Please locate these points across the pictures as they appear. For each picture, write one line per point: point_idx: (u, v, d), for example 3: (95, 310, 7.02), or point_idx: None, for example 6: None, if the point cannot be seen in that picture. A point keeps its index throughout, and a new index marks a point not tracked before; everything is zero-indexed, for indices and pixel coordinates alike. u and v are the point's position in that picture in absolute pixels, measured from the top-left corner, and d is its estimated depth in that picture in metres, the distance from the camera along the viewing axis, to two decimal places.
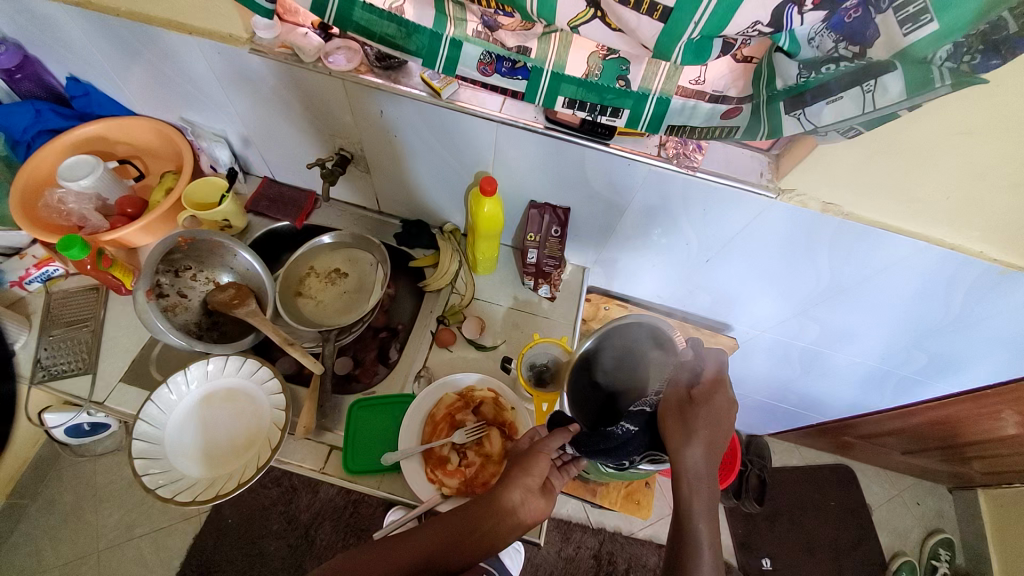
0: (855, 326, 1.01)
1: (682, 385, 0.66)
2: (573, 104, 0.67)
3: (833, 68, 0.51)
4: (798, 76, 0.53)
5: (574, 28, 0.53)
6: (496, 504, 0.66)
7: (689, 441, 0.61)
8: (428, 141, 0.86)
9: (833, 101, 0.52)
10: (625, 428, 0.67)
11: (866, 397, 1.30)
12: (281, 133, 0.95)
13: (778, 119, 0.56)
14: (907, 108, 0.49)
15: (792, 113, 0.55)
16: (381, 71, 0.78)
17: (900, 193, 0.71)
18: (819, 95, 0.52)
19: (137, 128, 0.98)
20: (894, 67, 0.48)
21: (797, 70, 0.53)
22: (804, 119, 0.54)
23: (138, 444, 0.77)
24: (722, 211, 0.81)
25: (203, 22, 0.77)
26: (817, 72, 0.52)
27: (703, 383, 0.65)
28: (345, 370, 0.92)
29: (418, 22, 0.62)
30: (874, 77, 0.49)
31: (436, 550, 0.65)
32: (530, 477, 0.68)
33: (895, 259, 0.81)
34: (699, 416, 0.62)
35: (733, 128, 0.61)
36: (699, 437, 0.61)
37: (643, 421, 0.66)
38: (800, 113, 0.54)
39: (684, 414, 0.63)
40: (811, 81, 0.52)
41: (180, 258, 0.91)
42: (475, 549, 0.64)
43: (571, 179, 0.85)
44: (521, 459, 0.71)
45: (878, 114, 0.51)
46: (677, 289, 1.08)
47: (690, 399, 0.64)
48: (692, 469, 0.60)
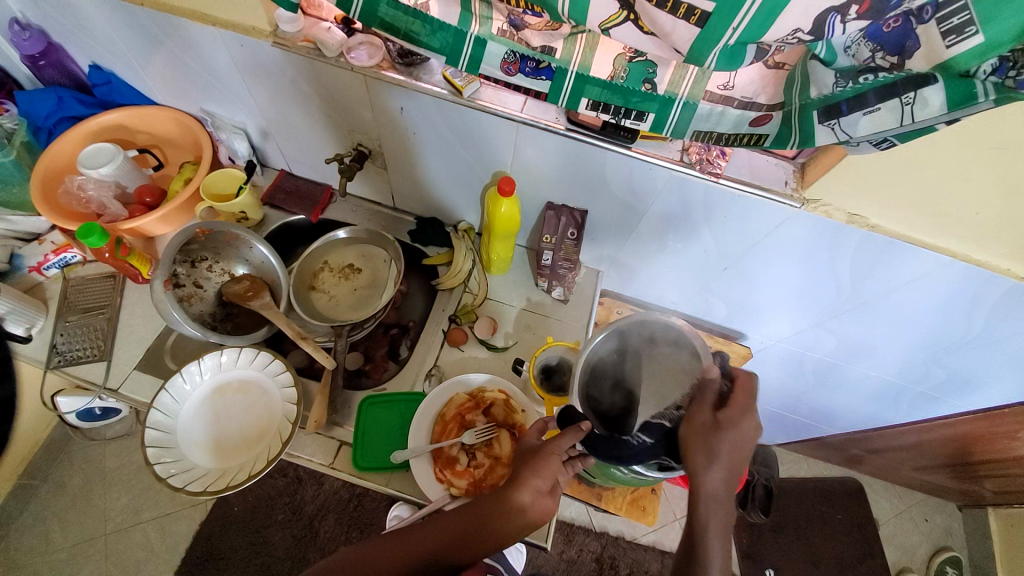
0: (871, 339, 1.00)
1: (706, 407, 0.63)
2: (597, 106, 0.66)
3: (871, 78, 0.49)
4: (835, 85, 0.51)
5: (605, 30, 0.52)
6: (506, 503, 0.65)
7: (709, 467, 0.60)
8: (446, 138, 0.85)
9: (870, 111, 0.51)
10: (641, 439, 0.64)
11: (880, 411, 1.28)
12: (299, 125, 0.94)
13: (810, 128, 0.55)
14: (945, 123, 0.48)
15: (826, 122, 0.53)
16: (403, 67, 0.77)
17: (928, 207, 0.69)
18: (856, 106, 0.51)
19: (157, 117, 0.99)
20: (934, 80, 0.46)
21: (834, 79, 0.51)
22: (838, 129, 0.53)
23: (152, 432, 0.78)
24: (743, 218, 0.80)
25: (227, 15, 0.77)
26: (854, 81, 0.50)
27: (731, 406, 0.63)
28: (356, 365, 0.92)
29: (443, 20, 0.63)
30: (913, 90, 0.47)
31: (444, 544, 0.64)
32: (541, 478, 0.66)
33: (917, 274, 0.80)
34: (723, 441, 0.61)
35: (762, 136, 0.60)
36: (721, 463, 0.60)
37: (661, 434, 0.64)
38: (834, 122, 0.53)
39: (708, 438, 0.61)
40: (847, 91, 0.51)
41: (197, 250, 0.91)
42: (480, 542, 0.64)
43: (591, 183, 0.84)
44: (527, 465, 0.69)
45: (915, 129, 0.49)
46: (691, 297, 1.07)
47: (714, 424, 0.62)
48: (710, 492, 0.60)
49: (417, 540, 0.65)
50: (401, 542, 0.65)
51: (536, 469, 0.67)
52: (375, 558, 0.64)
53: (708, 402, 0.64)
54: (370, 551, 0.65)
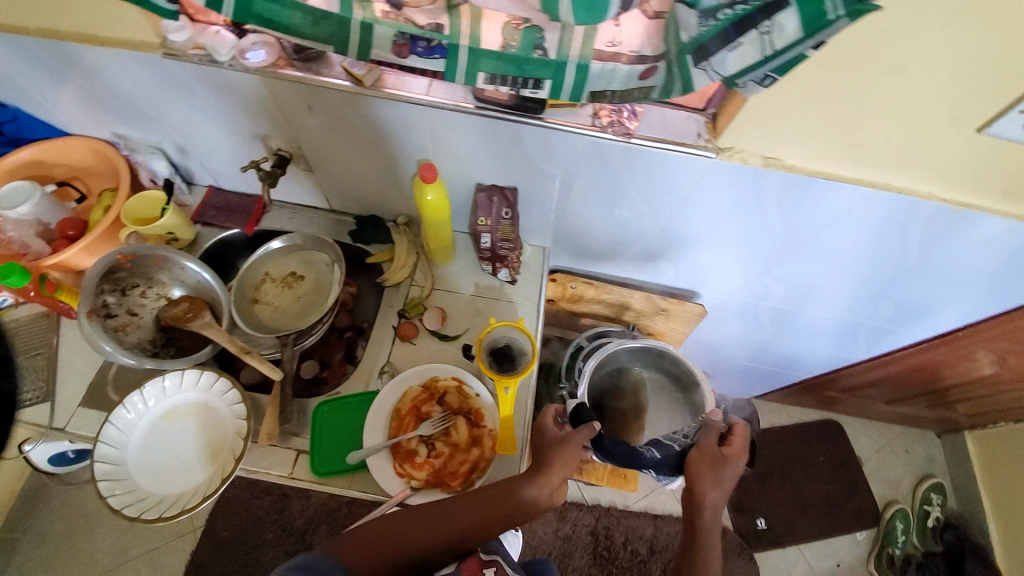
0: (815, 281, 1.01)
1: (714, 443, 0.82)
2: (495, 79, 0.65)
3: (730, 13, 0.49)
4: (700, 25, 0.51)
5: None
6: (533, 485, 0.73)
7: (711, 485, 0.77)
8: (362, 132, 0.83)
9: (734, 47, 0.51)
10: (651, 452, 0.85)
11: (842, 351, 1.31)
12: (216, 137, 0.92)
13: (687, 72, 0.54)
14: (812, 49, 0.50)
15: (699, 65, 0.52)
16: (300, 63, 0.75)
17: (839, 141, 0.70)
18: (722, 44, 0.51)
19: (73, 148, 0.96)
20: (786, 5, 0.48)
21: (697, 20, 0.51)
22: (711, 70, 0.53)
23: (101, 466, 0.76)
24: (666, 175, 0.80)
25: (114, 32, 0.75)
26: (716, 18, 0.50)
27: (733, 445, 0.81)
28: (312, 373, 0.90)
29: (323, 8, 0.61)
30: (769, 18, 0.48)
31: (469, 523, 0.71)
32: (566, 464, 0.76)
33: (841, 210, 0.81)
34: (724, 470, 0.78)
35: (649, 89, 0.60)
36: (721, 485, 0.77)
37: (666, 451, 0.85)
38: (706, 65, 0.52)
39: (715, 468, 0.78)
40: (712, 30, 0.50)
41: (125, 277, 0.89)
42: (497, 523, 0.71)
43: (513, 159, 0.83)
44: (545, 453, 0.78)
45: (778, 57, 0.51)
46: (640, 262, 1.07)
47: (720, 456, 0.79)
48: (709, 503, 0.76)
49: (446, 517, 0.71)
50: (429, 519, 0.71)
51: (556, 458, 0.76)
52: (403, 534, 0.70)
53: (710, 441, 0.82)
54: (398, 525, 0.70)
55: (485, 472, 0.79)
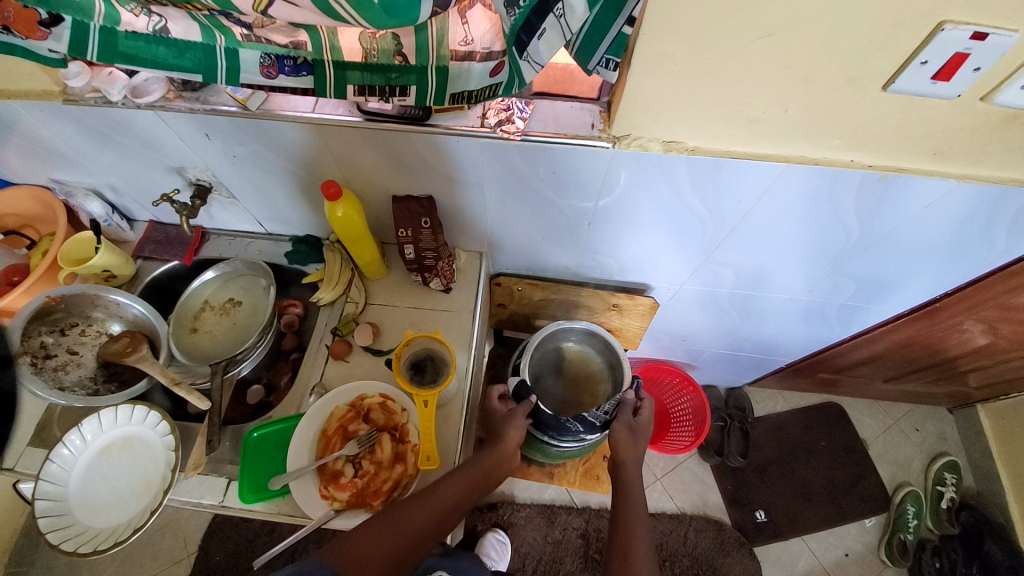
0: (764, 263, 0.96)
1: (629, 412, 0.92)
2: (364, 90, 0.64)
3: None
4: (509, 14, 0.50)
5: (264, 12, 0.49)
6: (498, 446, 0.83)
7: (631, 444, 0.87)
8: (268, 154, 0.84)
9: (541, 34, 0.51)
10: (576, 426, 0.97)
11: (817, 331, 1.24)
12: (139, 174, 0.94)
13: (517, 64, 0.54)
14: (628, 23, 0.54)
15: (523, 57, 0.53)
16: (188, 94, 0.76)
17: (736, 116, 0.66)
18: (531, 34, 0.51)
19: (16, 198, 0.99)
20: None
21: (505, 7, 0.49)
22: (533, 61, 0.54)
23: (41, 503, 0.78)
24: (571, 170, 0.77)
25: (18, 83, 0.79)
26: (520, 7, 0.49)
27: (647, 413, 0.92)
28: (257, 399, 0.94)
29: (186, 38, 0.61)
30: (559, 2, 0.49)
31: (458, 497, 0.74)
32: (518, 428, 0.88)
33: (763, 187, 0.76)
34: (641, 433, 0.89)
35: (496, 85, 0.60)
36: (639, 444, 0.87)
37: (588, 424, 0.96)
38: (528, 57, 0.53)
39: (633, 431, 0.88)
40: (520, 19, 0.50)
41: (63, 316, 0.92)
42: (478, 494, 0.77)
43: (418, 167, 0.82)
44: (498, 428, 0.89)
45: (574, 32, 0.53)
46: (581, 259, 1.03)
47: (636, 424, 0.90)
48: (628, 457, 0.85)
49: (444, 495, 0.72)
50: (429, 499, 0.71)
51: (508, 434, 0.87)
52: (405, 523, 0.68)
53: (628, 413, 0.92)
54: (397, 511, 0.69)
55: (408, 489, 0.78)
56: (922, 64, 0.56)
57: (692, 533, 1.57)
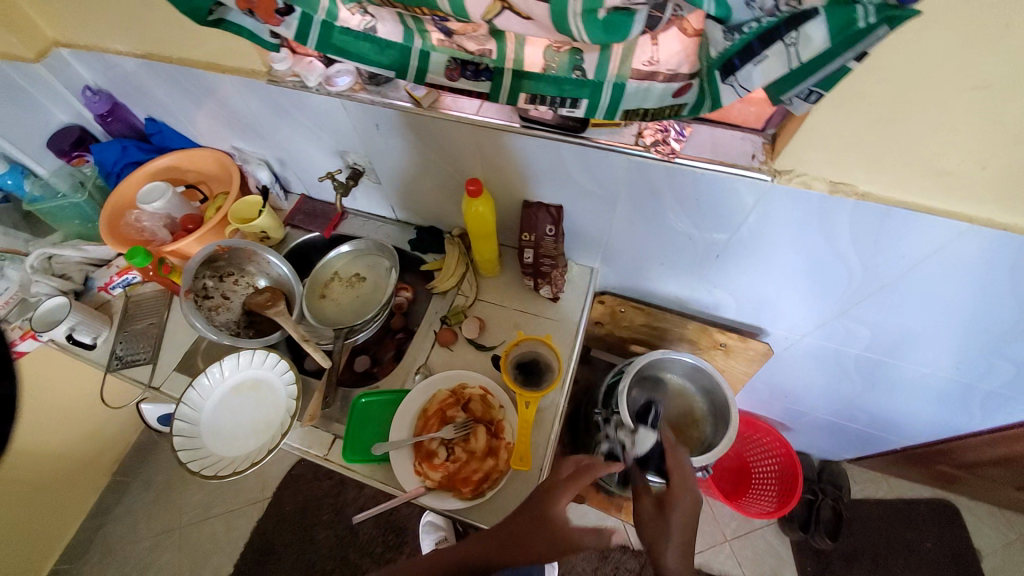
0: (905, 327, 0.87)
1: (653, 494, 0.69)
2: (535, 100, 0.68)
3: (756, 25, 0.45)
4: (727, 40, 0.46)
5: (489, 22, 0.51)
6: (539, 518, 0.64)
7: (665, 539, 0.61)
8: (420, 148, 0.91)
9: (760, 61, 0.47)
10: None
11: (950, 417, 1.10)
12: (304, 150, 1.06)
13: (715, 88, 0.51)
14: (855, 59, 0.45)
15: (727, 81, 0.49)
16: (372, 87, 0.85)
17: (919, 165, 0.61)
18: (747, 58, 0.47)
19: (203, 158, 1.17)
20: (815, 14, 0.43)
21: (724, 33, 0.46)
22: (738, 86, 0.49)
23: (179, 423, 0.89)
24: (716, 199, 0.75)
25: (233, 62, 0.92)
26: (743, 32, 0.45)
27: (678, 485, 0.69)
28: (364, 367, 1.00)
29: (389, 39, 0.68)
30: (795, 28, 0.44)
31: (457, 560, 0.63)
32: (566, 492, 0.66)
33: (932, 246, 0.70)
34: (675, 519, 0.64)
35: (682, 105, 0.60)
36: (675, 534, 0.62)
37: None
38: (733, 80, 0.49)
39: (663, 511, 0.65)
40: (739, 44, 0.46)
41: (224, 265, 1.05)
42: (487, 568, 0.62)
43: (556, 175, 0.84)
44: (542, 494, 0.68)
45: (806, 67, 0.46)
46: (694, 290, 1.00)
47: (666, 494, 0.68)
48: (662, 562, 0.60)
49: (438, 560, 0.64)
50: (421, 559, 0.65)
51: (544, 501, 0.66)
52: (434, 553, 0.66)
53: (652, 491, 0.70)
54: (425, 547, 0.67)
55: (496, 484, 0.79)
56: None
57: None
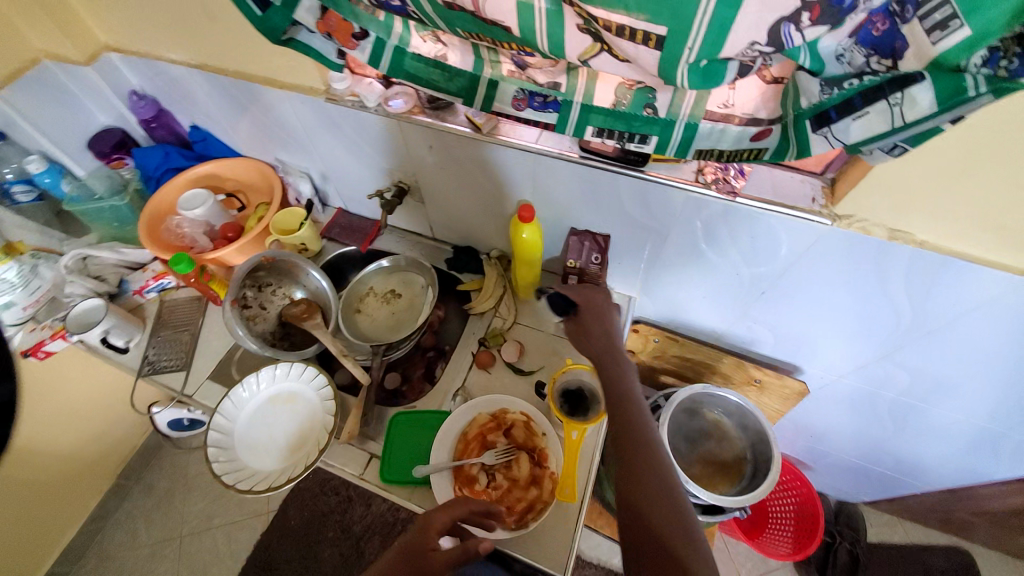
0: (946, 374, 0.87)
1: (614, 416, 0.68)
2: (602, 133, 0.69)
3: (856, 82, 0.48)
4: (821, 93, 0.50)
5: (585, 62, 0.55)
6: (434, 528, 0.68)
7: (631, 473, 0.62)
8: (472, 172, 0.92)
9: (859, 116, 0.50)
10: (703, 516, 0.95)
11: (982, 465, 1.09)
12: (350, 166, 1.08)
13: (805, 137, 0.54)
14: (950, 122, 0.46)
15: (818, 131, 0.53)
16: (430, 111, 0.86)
17: (982, 218, 0.62)
18: (844, 111, 0.50)
19: (244, 167, 1.18)
20: (922, 77, 0.45)
21: (820, 87, 0.50)
22: (831, 137, 0.52)
23: (214, 434, 0.88)
24: (770, 239, 0.76)
25: (292, 79, 0.95)
26: (840, 87, 0.49)
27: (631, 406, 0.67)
28: (393, 385, 0.97)
29: (461, 67, 0.69)
30: (900, 90, 0.46)
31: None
32: (457, 508, 0.70)
33: (985, 297, 0.70)
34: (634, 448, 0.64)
35: (762, 150, 0.60)
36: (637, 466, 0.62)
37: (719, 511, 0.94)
38: (826, 131, 0.52)
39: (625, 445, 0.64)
40: (833, 98, 0.50)
41: (264, 276, 1.05)
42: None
43: (608, 205, 0.85)
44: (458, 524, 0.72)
45: (912, 128, 0.48)
46: (732, 324, 1.00)
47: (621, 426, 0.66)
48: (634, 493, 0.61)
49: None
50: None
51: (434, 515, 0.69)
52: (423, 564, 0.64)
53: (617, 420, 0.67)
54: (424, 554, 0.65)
55: (541, 515, 0.78)
56: None
57: None
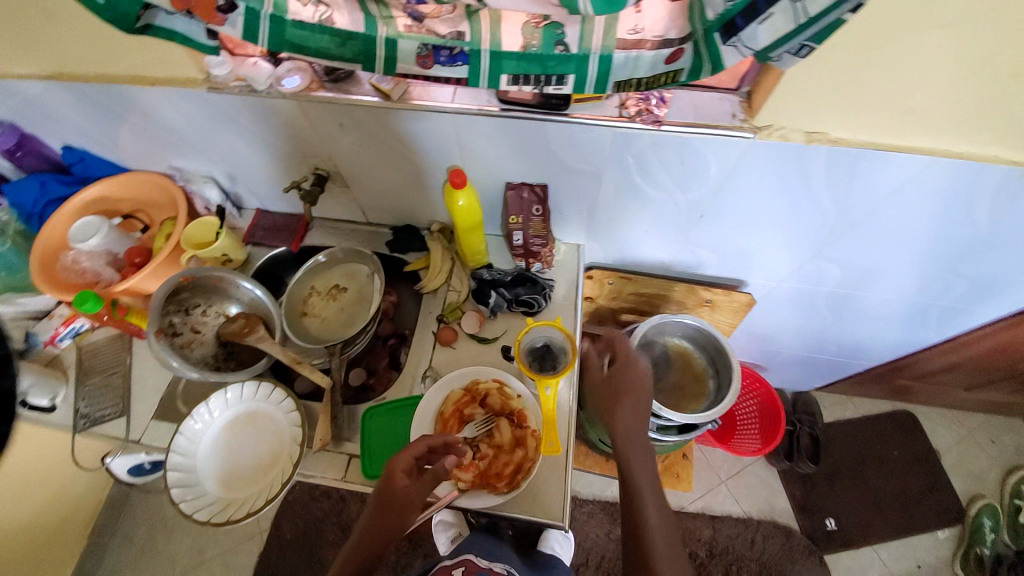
0: (871, 260, 0.94)
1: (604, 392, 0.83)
2: (517, 79, 0.65)
3: None
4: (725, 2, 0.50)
5: None
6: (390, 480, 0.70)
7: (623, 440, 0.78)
8: (392, 145, 0.86)
9: (765, 19, 0.50)
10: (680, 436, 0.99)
11: (910, 334, 1.21)
12: (257, 161, 0.98)
13: (716, 50, 0.54)
14: (850, 11, 0.48)
15: (728, 42, 0.53)
16: (330, 84, 0.79)
17: (887, 106, 0.65)
18: (750, 17, 0.50)
19: (136, 183, 1.04)
20: None
21: None
22: (741, 46, 0.53)
23: (173, 474, 0.82)
24: (699, 160, 0.77)
25: (165, 72, 0.83)
26: None
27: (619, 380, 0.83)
28: (359, 380, 0.94)
29: (351, 28, 0.62)
30: None
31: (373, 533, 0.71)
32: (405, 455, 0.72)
33: (897, 181, 0.75)
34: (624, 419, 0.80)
35: (678, 71, 0.59)
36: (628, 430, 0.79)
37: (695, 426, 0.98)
38: (736, 41, 0.53)
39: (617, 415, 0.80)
40: (737, 5, 0.50)
41: (188, 297, 0.96)
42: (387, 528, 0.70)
43: (539, 155, 0.83)
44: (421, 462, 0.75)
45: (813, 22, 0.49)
46: (677, 252, 1.03)
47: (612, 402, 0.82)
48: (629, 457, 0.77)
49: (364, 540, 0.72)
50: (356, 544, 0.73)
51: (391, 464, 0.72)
52: (398, 501, 0.69)
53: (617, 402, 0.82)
54: (400, 492, 0.70)
55: (530, 473, 0.80)
56: None
57: (759, 539, 1.55)
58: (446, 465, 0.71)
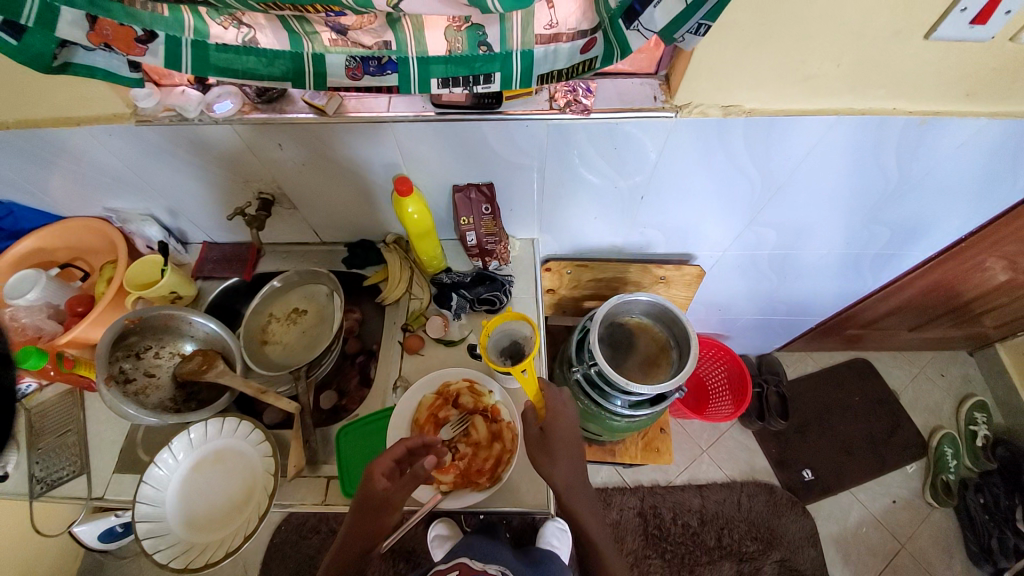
0: (803, 218, 1.01)
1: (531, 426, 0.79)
2: (448, 83, 0.67)
3: None
4: None
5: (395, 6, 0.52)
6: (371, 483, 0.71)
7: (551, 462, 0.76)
8: (333, 161, 0.87)
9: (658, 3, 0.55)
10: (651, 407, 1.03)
11: (851, 285, 1.30)
12: (197, 193, 0.96)
13: (622, 35, 0.58)
14: None
15: (631, 26, 0.57)
16: (264, 105, 0.79)
17: (790, 73, 0.71)
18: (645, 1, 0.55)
19: (72, 230, 1.00)
20: None
21: None
22: (642, 29, 0.57)
23: (142, 525, 0.78)
24: (631, 143, 0.81)
25: (88, 112, 0.80)
26: None
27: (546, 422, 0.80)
28: (330, 403, 0.92)
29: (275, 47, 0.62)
30: None
31: (355, 538, 0.72)
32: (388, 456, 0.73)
33: (811, 142, 0.81)
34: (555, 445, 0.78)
35: (592, 59, 0.63)
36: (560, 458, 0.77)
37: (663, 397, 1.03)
38: (637, 24, 0.57)
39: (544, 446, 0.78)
40: None
41: (137, 341, 0.93)
42: (371, 533, 0.71)
43: (480, 154, 0.85)
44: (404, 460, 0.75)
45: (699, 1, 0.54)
46: (626, 234, 1.07)
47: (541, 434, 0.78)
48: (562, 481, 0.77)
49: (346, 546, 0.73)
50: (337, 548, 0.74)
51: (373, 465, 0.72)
52: (376, 503, 0.70)
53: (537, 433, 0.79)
54: (379, 495, 0.70)
55: (510, 464, 0.81)
56: (961, 11, 0.62)
57: (745, 500, 1.61)
58: (425, 466, 0.71)
